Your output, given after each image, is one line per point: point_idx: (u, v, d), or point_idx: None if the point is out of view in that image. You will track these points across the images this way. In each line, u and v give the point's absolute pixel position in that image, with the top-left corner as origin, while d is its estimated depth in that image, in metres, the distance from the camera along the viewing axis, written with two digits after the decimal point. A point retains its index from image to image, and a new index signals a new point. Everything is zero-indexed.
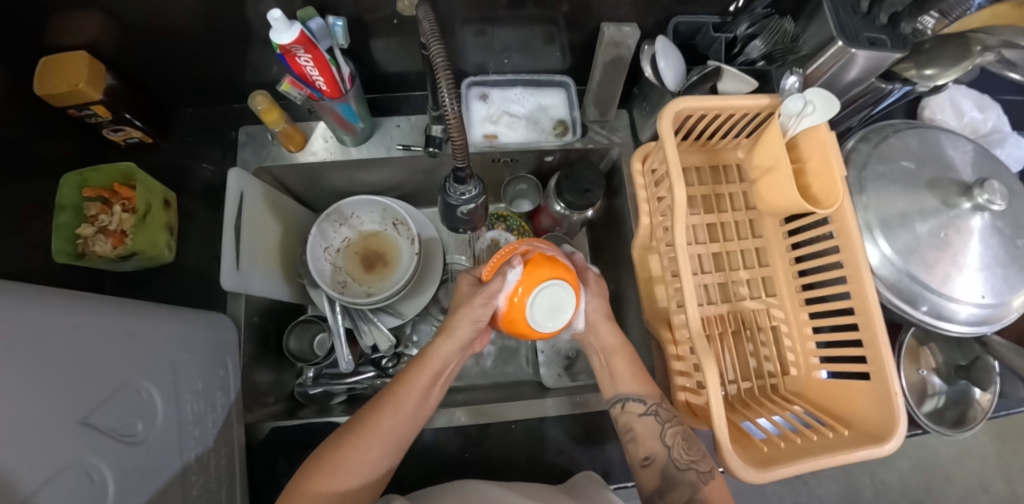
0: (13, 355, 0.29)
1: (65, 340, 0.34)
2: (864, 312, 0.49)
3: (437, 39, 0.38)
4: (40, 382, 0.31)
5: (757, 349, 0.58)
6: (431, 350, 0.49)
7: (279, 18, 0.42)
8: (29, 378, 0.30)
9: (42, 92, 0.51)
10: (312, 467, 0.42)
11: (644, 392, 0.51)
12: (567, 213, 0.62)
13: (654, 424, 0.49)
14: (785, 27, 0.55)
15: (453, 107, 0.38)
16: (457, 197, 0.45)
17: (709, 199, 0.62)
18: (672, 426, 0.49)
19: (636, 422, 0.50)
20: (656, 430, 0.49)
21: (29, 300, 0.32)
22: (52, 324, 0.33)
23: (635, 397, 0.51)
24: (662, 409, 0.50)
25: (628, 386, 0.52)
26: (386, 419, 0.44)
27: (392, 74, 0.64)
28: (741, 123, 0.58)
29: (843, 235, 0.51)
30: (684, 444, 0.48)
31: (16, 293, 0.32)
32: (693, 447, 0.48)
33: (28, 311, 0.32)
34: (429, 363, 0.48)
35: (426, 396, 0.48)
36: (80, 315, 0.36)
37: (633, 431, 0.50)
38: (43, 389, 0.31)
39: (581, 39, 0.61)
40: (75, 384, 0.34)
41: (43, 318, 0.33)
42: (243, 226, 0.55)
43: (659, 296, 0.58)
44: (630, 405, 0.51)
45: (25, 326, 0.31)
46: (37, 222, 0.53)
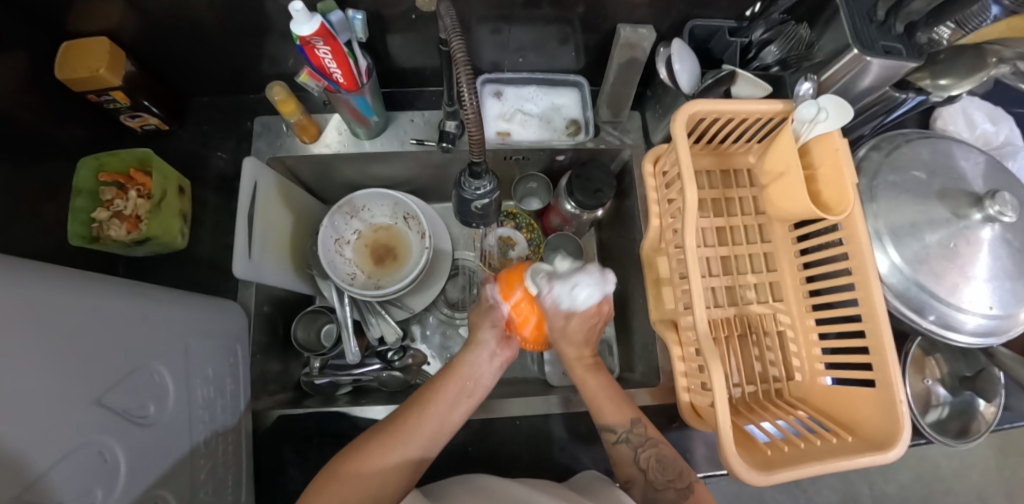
0: (30, 333, 0.29)
1: (81, 320, 0.34)
2: (871, 320, 0.49)
3: (457, 34, 0.38)
4: (56, 361, 0.31)
5: (763, 354, 0.58)
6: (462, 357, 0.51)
7: (300, 9, 0.42)
8: (49, 357, 0.31)
9: (63, 77, 0.51)
10: (341, 462, 0.43)
11: (617, 420, 0.51)
12: (578, 212, 0.62)
13: (628, 451, 0.50)
14: (800, 33, 0.56)
15: (472, 102, 0.38)
16: (471, 192, 0.45)
17: (719, 203, 0.62)
18: (645, 449, 0.50)
19: (612, 449, 0.51)
20: (630, 456, 0.50)
21: (47, 280, 0.33)
22: (71, 303, 0.34)
23: (611, 426, 0.51)
24: (635, 435, 0.51)
25: (609, 414, 0.52)
26: (413, 418, 0.46)
27: (407, 69, 0.64)
28: (753, 128, 0.58)
29: (852, 243, 0.51)
30: (659, 465, 0.49)
31: (34, 273, 0.32)
32: (669, 468, 0.49)
33: (49, 291, 0.32)
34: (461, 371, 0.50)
35: (455, 406, 0.48)
36: (96, 296, 0.37)
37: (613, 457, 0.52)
38: (60, 368, 0.32)
39: (597, 40, 0.61)
40: (89, 365, 0.34)
41: (62, 298, 0.33)
42: (256, 215, 0.56)
43: (666, 297, 0.59)
44: (605, 433, 0.52)
45: (45, 304, 0.31)
46: (52, 204, 0.53)
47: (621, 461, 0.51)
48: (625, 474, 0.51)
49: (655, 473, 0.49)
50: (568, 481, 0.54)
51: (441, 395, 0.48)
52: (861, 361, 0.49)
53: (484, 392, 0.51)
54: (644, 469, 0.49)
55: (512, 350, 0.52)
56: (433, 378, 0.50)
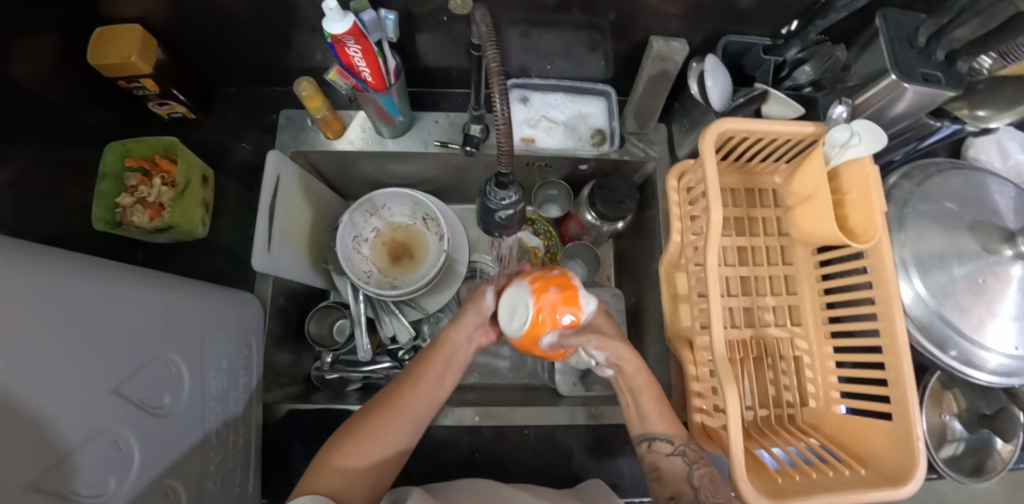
0: (51, 323, 0.30)
1: (102, 310, 0.34)
2: (892, 352, 0.48)
3: (492, 42, 0.38)
4: (77, 351, 0.31)
5: (778, 378, 0.57)
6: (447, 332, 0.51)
7: (334, 8, 0.42)
8: (71, 346, 0.31)
9: (96, 62, 0.51)
10: (339, 440, 0.43)
11: (671, 431, 0.50)
12: (598, 223, 0.62)
13: (680, 464, 0.48)
14: (836, 55, 0.54)
15: (503, 109, 0.38)
16: (497, 202, 0.45)
17: (742, 222, 0.61)
18: (699, 466, 0.48)
19: (663, 461, 0.49)
20: (683, 472, 0.48)
21: (71, 269, 0.33)
22: (93, 294, 0.34)
23: (663, 436, 0.50)
24: (689, 449, 0.49)
25: (658, 425, 0.50)
26: (407, 395, 0.46)
27: (434, 69, 0.64)
28: (782, 148, 0.57)
29: (877, 272, 0.50)
30: (710, 485, 0.47)
31: (58, 262, 0.33)
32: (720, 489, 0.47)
33: (76, 280, 0.33)
34: (447, 345, 0.50)
35: (443, 379, 0.49)
36: (118, 286, 0.37)
37: (662, 470, 0.49)
38: (80, 358, 0.32)
39: (626, 49, 0.60)
40: (108, 355, 0.34)
41: (85, 288, 0.33)
42: (278, 207, 0.56)
43: (683, 314, 0.58)
44: (657, 445, 0.49)
45: (70, 294, 0.32)
46: (77, 187, 0.54)
47: (671, 475, 0.48)
48: (672, 489, 0.48)
49: (705, 492, 0.46)
50: (574, 491, 0.54)
51: (429, 373, 0.48)
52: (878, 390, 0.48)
53: (464, 367, 0.51)
54: (695, 486, 0.47)
55: (490, 336, 0.53)
56: (419, 355, 0.50)
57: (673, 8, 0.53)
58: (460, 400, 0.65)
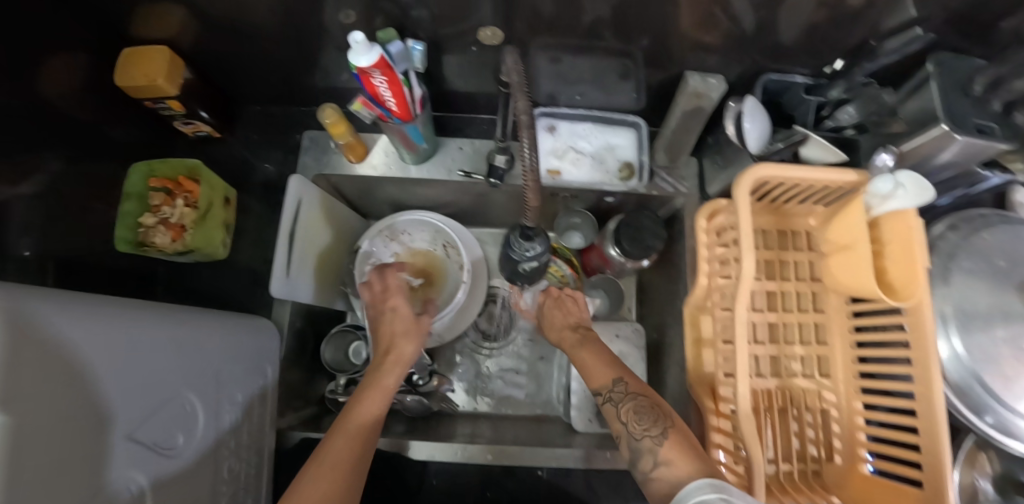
0: (73, 375, 0.29)
1: (122, 354, 0.34)
2: (927, 417, 0.46)
3: (523, 90, 0.37)
4: (95, 400, 0.31)
5: (802, 431, 0.55)
6: (378, 376, 0.50)
7: (361, 41, 0.42)
8: (88, 397, 0.30)
9: (122, 84, 0.51)
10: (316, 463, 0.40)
11: (600, 379, 0.49)
12: (623, 260, 0.60)
13: (611, 409, 0.46)
14: (883, 98, 0.53)
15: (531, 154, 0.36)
16: (520, 253, 0.43)
17: (773, 265, 0.59)
18: (625, 402, 0.45)
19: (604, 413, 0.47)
20: (614, 414, 0.46)
21: (94, 314, 0.33)
22: (114, 339, 0.34)
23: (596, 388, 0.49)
24: (616, 391, 0.47)
25: (597, 376, 0.50)
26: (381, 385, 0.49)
27: (461, 93, 0.63)
28: (820, 193, 0.55)
29: (915, 330, 0.48)
30: (635, 415, 0.44)
31: (82, 306, 0.33)
32: (646, 416, 0.43)
33: (96, 327, 0.32)
34: (380, 386, 0.48)
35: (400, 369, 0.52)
36: (138, 327, 0.37)
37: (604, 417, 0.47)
38: (97, 406, 0.31)
39: (660, 78, 0.58)
40: (123, 400, 0.34)
41: (106, 334, 0.33)
42: (298, 229, 0.56)
43: (706, 360, 0.57)
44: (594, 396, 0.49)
45: (91, 342, 0.31)
46: (102, 205, 0.54)
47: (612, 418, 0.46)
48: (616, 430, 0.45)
49: (633, 423, 0.43)
50: None
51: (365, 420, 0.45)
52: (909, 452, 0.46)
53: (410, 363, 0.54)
54: (625, 422, 0.44)
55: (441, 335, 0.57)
56: (346, 405, 0.46)
57: (710, 37, 0.50)
58: (473, 433, 0.64)
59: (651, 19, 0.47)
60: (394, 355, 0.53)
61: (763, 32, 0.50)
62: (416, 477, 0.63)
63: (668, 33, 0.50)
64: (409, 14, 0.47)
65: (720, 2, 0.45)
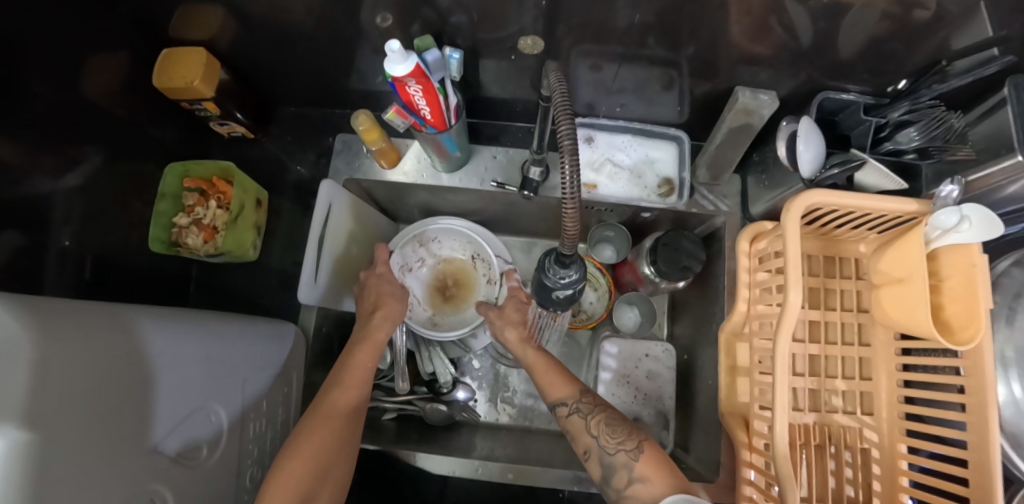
0: (95, 390, 0.30)
1: (150, 367, 0.35)
2: (980, 470, 0.43)
3: (561, 89, 0.35)
4: (116, 414, 0.32)
5: (840, 470, 0.53)
6: (370, 329, 0.55)
7: (398, 49, 0.40)
8: (107, 414, 0.31)
9: (159, 84, 0.52)
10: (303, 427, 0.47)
11: (564, 393, 0.53)
12: (657, 279, 0.59)
13: (578, 422, 0.50)
14: (951, 121, 0.49)
15: (570, 176, 0.33)
16: (553, 279, 0.39)
17: (817, 292, 0.56)
18: (595, 416, 0.50)
19: (567, 424, 0.51)
20: (582, 426, 0.50)
21: (120, 324, 0.34)
22: (142, 351, 0.34)
23: (559, 400, 0.52)
24: (583, 405, 0.51)
25: (554, 390, 0.53)
26: (363, 352, 0.53)
27: (497, 100, 0.61)
28: (875, 221, 0.51)
29: (972, 376, 0.45)
30: (608, 429, 0.49)
31: (110, 319, 0.33)
32: (617, 429, 0.48)
33: (122, 342, 0.33)
34: (373, 340, 0.54)
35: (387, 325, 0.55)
36: (168, 338, 0.37)
37: (569, 431, 0.51)
38: (118, 420, 0.32)
39: (705, 91, 0.56)
40: (147, 414, 0.34)
41: (135, 346, 0.34)
42: (328, 237, 0.55)
43: (740, 388, 0.55)
44: (556, 409, 0.52)
45: (114, 358, 0.32)
46: (139, 203, 0.55)
47: (577, 432, 0.50)
48: (584, 444, 0.50)
49: (604, 439, 0.48)
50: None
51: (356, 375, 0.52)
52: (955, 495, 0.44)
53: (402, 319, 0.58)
54: (596, 436, 0.49)
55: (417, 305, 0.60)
56: (340, 361, 0.53)
57: (763, 49, 0.48)
58: (493, 448, 0.63)
59: (699, 29, 0.45)
60: (382, 312, 0.56)
61: (820, 46, 0.47)
62: (435, 492, 0.64)
63: (716, 44, 0.47)
64: (447, 21, 0.45)
65: (776, 13, 0.42)
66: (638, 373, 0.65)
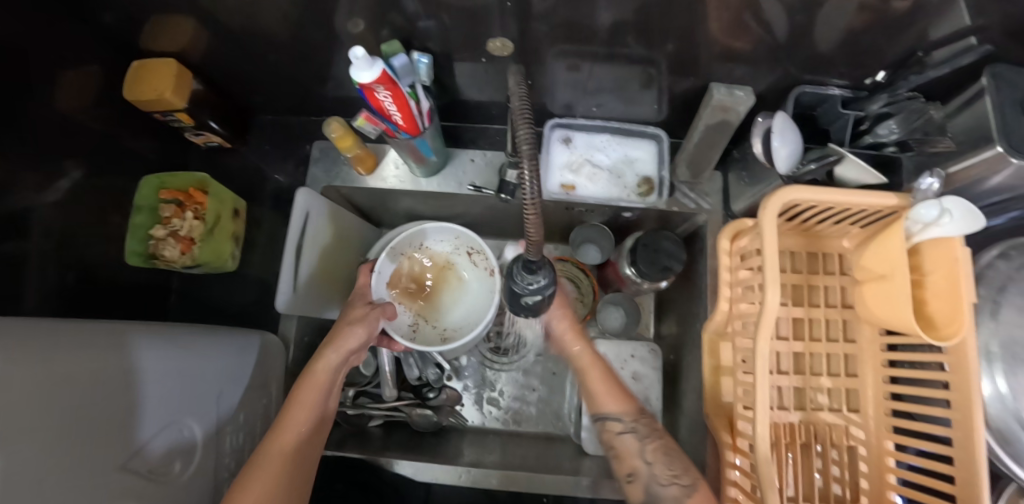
0: (59, 410, 0.30)
1: (118, 384, 0.35)
2: (965, 467, 0.42)
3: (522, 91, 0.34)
4: (85, 434, 0.32)
5: (828, 468, 0.52)
6: (316, 366, 0.48)
7: (361, 56, 0.40)
8: (72, 434, 0.30)
9: (129, 97, 0.51)
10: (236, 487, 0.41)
11: (621, 409, 0.51)
12: (637, 279, 0.58)
13: (632, 441, 0.49)
14: (930, 113, 0.48)
15: (533, 181, 0.31)
16: (522, 285, 0.37)
17: (800, 289, 0.56)
18: (652, 440, 0.49)
19: (617, 440, 0.50)
20: (637, 448, 0.49)
21: (80, 344, 0.33)
22: (109, 370, 0.34)
23: (613, 415, 0.51)
24: (641, 425, 0.50)
25: (611, 404, 0.51)
26: (305, 393, 0.47)
27: (475, 103, 0.60)
28: (857, 215, 0.51)
29: (956, 371, 0.44)
30: (665, 459, 0.47)
31: (71, 340, 0.33)
32: (675, 462, 0.47)
33: (83, 361, 0.32)
34: (315, 378, 0.47)
35: (338, 361, 0.49)
36: (137, 355, 0.37)
37: (617, 448, 0.50)
38: (84, 440, 0.31)
39: (683, 88, 0.55)
40: (114, 432, 0.34)
41: (102, 365, 0.34)
42: (306, 246, 0.55)
43: (724, 388, 0.54)
44: (607, 423, 0.51)
45: (74, 378, 0.31)
46: (115, 216, 0.55)
47: (627, 452, 0.49)
48: (630, 466, 0.48)
49: (659, 467, 0.47)
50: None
51: (296, 420, 0.45)
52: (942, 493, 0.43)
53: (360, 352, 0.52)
54: (649, 461, 0.47)
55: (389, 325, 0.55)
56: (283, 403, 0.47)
57: (741, 45, 0.47)
58: (480, 454, 0.63)
59: (674, 26, 0.44)
60: (332, 341, 0.49)
61: (797, 41, 0.46)
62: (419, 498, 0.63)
63: (694, 41, 0.46)
64: (417, 26, 0.45)
65: (750, 9, 0.41)
66: (624, 375, 0.64)
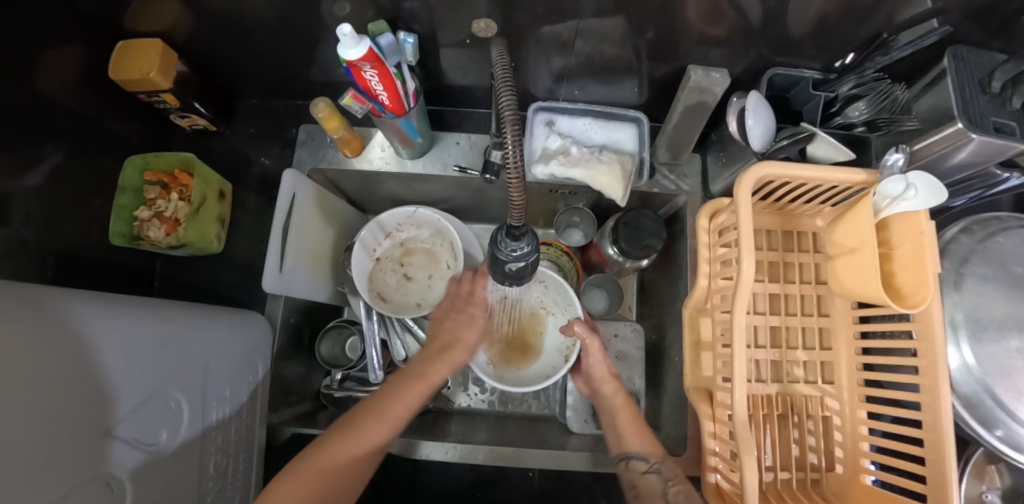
0: (49, 371, 0.30)
1: (103, 351, 0.35)
2: (933, 430, 0.44)
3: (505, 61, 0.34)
4: (75, 396, 0.32)
5: (804, 437, 0.54)
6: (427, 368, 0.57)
7: (348, 33, 0.40)
8: (65, 395, 0.31)
9: (115, 76, 0.52)
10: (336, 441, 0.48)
11: (647, 451, 0.54)
12: (621, 259, 0.60)
13: (655, 482, 0.51)
14: (895, 93, 0.50)
15: (515, 146, 0.32)
16: (506, 253, 0.38)
17: (776, 267, 0.58)
18: (675, 483, 0.50)
19: (640, 479, 0.52)
20: (658, 487, 0.50)
21: (63, 311, 0.33)
22: (93, 335, 0.34)
23: (640, 455, 0.54)
24: (665, 468, 0.52)
25: (637, 445, 0.55)
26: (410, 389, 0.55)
27: (460, 88, 0.61)
28: (827, 193, 0.53)
29: (923, 338, 0.45)
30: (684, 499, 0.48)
31: (59, 305, 0.33)
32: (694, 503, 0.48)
33: (69, 326, 0.33)
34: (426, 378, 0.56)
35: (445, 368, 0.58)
36: (120, 323, 0.37)
37: (639, 488, 0.52)
38: (77, 401, 0.32)
39: (663, 73, 0.57)
40: (105, 397, 0.35)
41: (87, 330, 0.34)
42: (292, 226, 0.55)
43: (705, 363, 0.55)
44: (635, 462, 0.53)
45: (63, 342, 0.31)
46: (98, 198, 0.55)
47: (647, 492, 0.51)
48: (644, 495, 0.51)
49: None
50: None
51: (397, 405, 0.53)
52: (911, 455, 0.45)
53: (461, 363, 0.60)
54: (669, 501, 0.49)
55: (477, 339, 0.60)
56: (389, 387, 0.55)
57: (716, 29, 0.49)
58: (466, 433, 0.64)
59: (651, 11, 0.45)
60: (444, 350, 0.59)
61: (770, 24, 0.48)
62: (406, 477, 0.64)
63: (671, 26, 0.48)
64: (401, 7, 0.45)
65: None
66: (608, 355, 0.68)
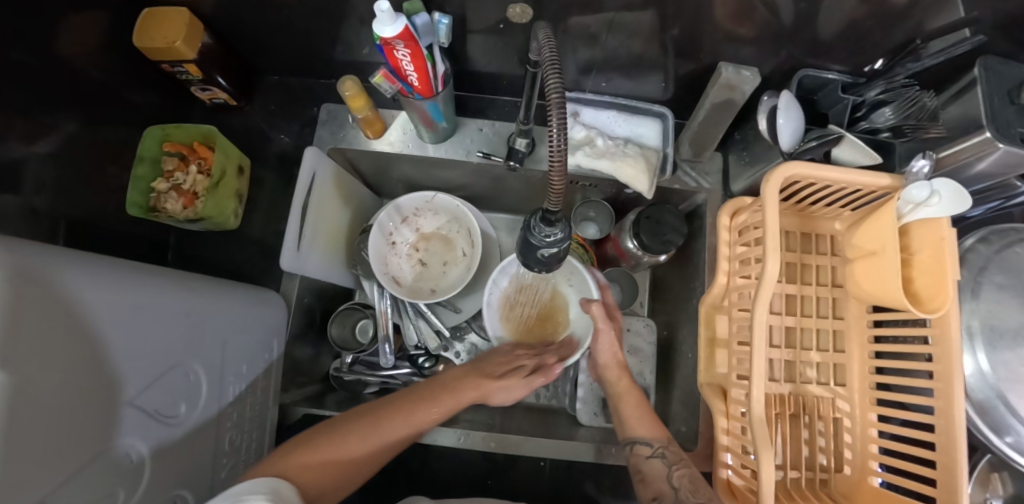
0: (72, 335, 0.29)
1: (124, 321, 0.34)
2: (945, 434, 0.44)
3: (549, 45, 0.34)
4: (94, 365, 0.31)
5: (814, 438, 0.55)
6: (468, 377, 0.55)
7: (386, 10, 0.39)
8: (85, 363, 0.30)
9: (140, 45, 0.51)
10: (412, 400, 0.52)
11: (651, 435, 0.54)
12: (639, 252, 0.61)
13: (660, 467, 0.50)
14: (923, 100, 0.50)
15: (559, 131, 0.31)
16: (538, 238, 0.38)
17: (794, 268, 0.58)
18: (679, 467, 0.50)
19: (645, 464, 0.52)
20: (662, 472, 0.50)
21: (88, 277, 0.32)
22: (116, 304, 0.34)
23: (643, 440, 0.53)
24: (669, 452, 0.51)
25: (641, 429, 0.55)
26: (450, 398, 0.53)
27: (485, 74, 0.61)
28: (848, 196, 0.53)
29: (940, 344, 0.46)
30: (691, 485, 0.47)
31: (83, 270, 0.32)
32: (700, 489, 0.47)
33: (94, 292, 0.32)
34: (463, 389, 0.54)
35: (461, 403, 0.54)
36: (143, 293, 0.37)
37: (643, 473, 0.51)
38: (98, 370, 0.32)
39: (690, 70, 0.57)
40: (125, 367, 0.34)
41: (109, 299, 0.33)
42: (311, 204, 0.55)
43: (719, 360, 0.56)
44: (637, 447, 0.53)
45: (87, 309, 0.31)
46: (116, 168, 0.54)
47: (653, 477, 0.50)
48: (653, 491, 0.49)
49: (685, 493, 0.47)
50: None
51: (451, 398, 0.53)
52: (921, 459, 0.46)
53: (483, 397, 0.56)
54: (675, 487, 0.48)
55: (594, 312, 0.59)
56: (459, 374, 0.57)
57: (747, 30, 0.49)
58: (476, 420, 0.64)
59: (685, 8, 0.45)
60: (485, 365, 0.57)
61: (802, 26, 0.48)
62: (416, 460, 0.65)
63: (704, 23, 0.48)
64: None
65: None
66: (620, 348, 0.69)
